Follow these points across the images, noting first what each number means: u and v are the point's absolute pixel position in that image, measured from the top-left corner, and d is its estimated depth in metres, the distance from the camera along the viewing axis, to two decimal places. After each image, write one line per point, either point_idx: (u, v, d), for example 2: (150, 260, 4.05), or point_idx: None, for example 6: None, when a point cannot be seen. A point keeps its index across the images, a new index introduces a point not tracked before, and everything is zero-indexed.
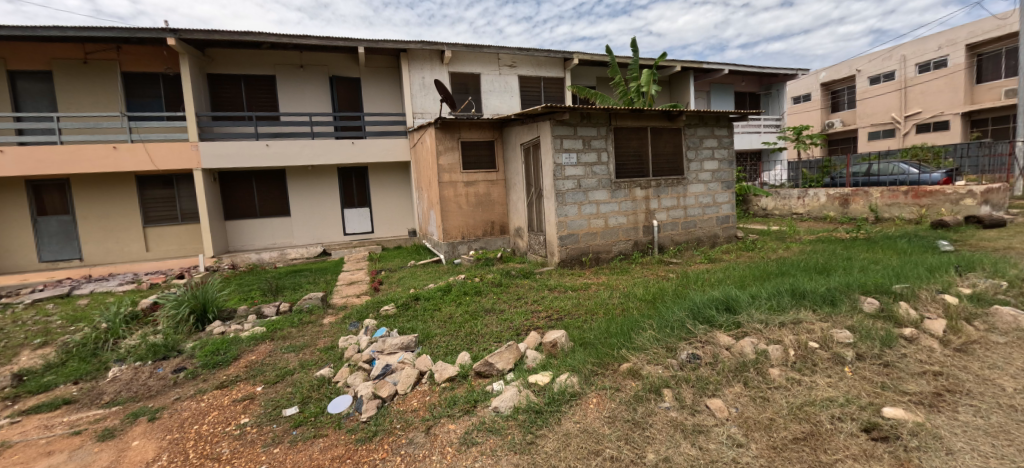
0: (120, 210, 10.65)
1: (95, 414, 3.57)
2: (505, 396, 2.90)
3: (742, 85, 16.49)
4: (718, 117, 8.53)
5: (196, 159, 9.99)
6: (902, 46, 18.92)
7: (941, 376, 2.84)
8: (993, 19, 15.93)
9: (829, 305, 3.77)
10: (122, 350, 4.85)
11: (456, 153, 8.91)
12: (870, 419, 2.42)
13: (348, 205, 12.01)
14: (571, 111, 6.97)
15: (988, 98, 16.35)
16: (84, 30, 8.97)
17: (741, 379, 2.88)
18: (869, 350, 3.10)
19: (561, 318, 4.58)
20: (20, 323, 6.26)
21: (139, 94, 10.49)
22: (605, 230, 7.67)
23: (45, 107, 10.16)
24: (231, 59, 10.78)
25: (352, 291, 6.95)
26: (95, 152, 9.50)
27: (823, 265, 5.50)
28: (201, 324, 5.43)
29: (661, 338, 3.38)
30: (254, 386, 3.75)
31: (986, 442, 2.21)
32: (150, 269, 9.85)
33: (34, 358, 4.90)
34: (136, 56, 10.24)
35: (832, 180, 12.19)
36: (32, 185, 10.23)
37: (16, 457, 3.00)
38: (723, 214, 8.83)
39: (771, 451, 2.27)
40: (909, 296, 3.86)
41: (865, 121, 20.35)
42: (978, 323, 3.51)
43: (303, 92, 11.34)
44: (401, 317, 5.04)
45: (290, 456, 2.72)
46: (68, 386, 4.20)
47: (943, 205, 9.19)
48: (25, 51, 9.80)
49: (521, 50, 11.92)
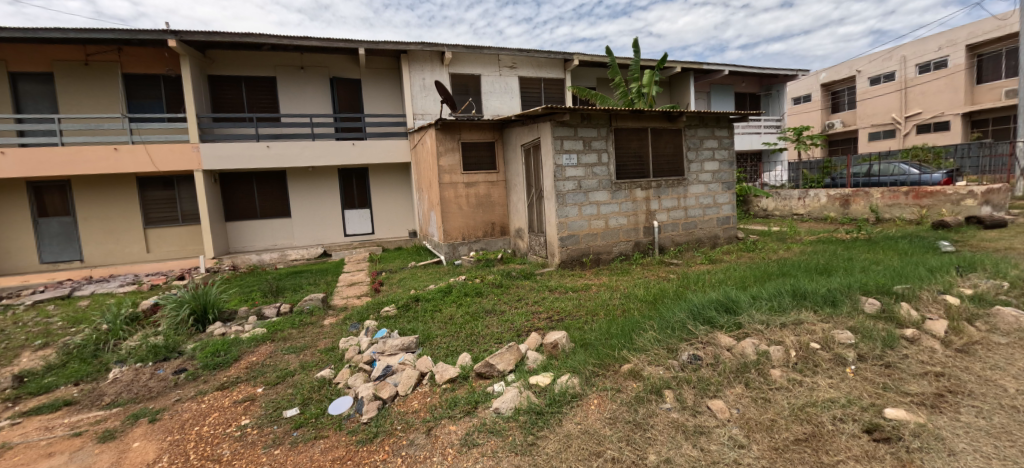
0: (121, 211, 10.65)
1: (95, 416, 3.56)
2: (506, 398, 2.90)
3: (742, 85, 16.49)
4: (719, 118, 8.53)
5: (197, 161, 10.00)
6: (902, 47, 18.92)
7: (943, 377, 2.83)
8: (993, 20, 15.94)
9: (829, 306, 3.77)
10: (122, 352, 4.84)
11: (456, 154, 8.91)
12: (872, 420, 2.42)
13: (348, 206, 12.01)
14: (571, 112, 6.97)
15: (988, 98, 16.35)
16: (85, 32, 8.99)
17: (743, 380, 2.87)
18: (871, 351, 3.09)
19: (561, 319, 4.58)
20: (21, 324, 6.27)
21: (140, 95, 10.51)
22: (605, 231, 7.67)
23: (45, 109, 10.17)
24: (232, 61, 10.79)
25: (352, 293, 6.94)
26: (96, 153, 9.51)
27: (824, 265, 5.49)
28: (201, 325, 5.42)
29: (662, 339, 3.38)
30: (255, 387, 3.74)
31: (988, 443, 2.21)
32: (151, 270, 9.85)
33: (34, 359, 4.90)
34: (137, 58, 10.26)
35: (832, 180, 12.18)
36: (33, 186, 10.24)
37: (16, 459, 3.00)
38: (724, 215, 8.82)
39: (774, 453, 2.27)
40: (910, 296, 3.86)
41: (865, 121, 20.34)
42: (980, 324, 3.50)
43: (304, 93, 11.35)
44: (401, 319, 5.03)
45: (291, 457, 2.72)
46: (68, 388, 4.20)
47: (944, 206, 9.18)
48: (26, 52, 9.82)
49: (521, 51, 11.94)
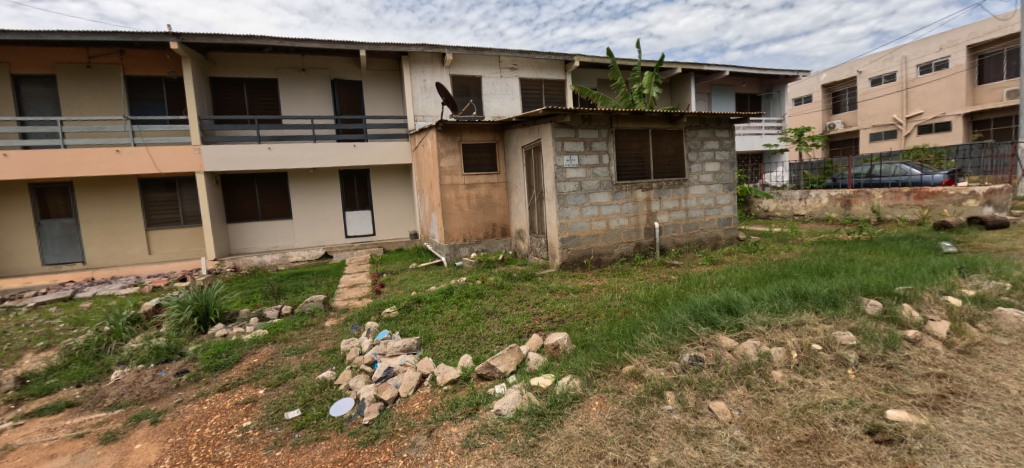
0: (123, 213, 10.68)
1: (98, 417, 3.58)
2: (507, 399, 2.90)
3: (743, 86, 16.50)
4: (719, 119, 8.53)
5: (199, 163, 10.02)
6: (902, 48, 18.91)
7: (945, 378, 2.83)
8: (993, 20, 15.93)
9: (831, 307, 3.76)
10: (124, 353, 4.85)
11: (458, 155, 8.92)
12: (874, 422, 2.41)
13: (350, 207, 12.03)
14: (572, 113, 6.98)
15: (990, 98, 16.35)
16: (87, 35, 9.02)
17: (744, 381, 2.87)
18: (873, 352, 3.09)
19: (562, 320, 4.58)
20: (23, 326, 6.29)
21: (142, 97, 10.53)
22: (606, 233, 7.67)
23: (48, 111, 10.20)
24: (233, 63, 10.82)
25: (354, 294, 6.97)
26: (97, 155, 9.53)
27: (825, 267, 5.49)
28: (203, 327, 5.44)
29: (663, 341, 3.38)
30: (257, 389, 3.75)
31: (991, 445, 2.20)
32: (153, 271, 9.87)
33: (37, 361, 4.92)
34: (139, 60, 10.30)
35: (834, 181, 12.15)
36: (35, 188, 10.27)
37: (18, 460, 3.01)
38: (725, 216, 8.82)
39: (775, 454, 2.27)
40: (912, 297, 3.85)
41: (866, 122, 20.31)
42: (982, 325, 3.50)
43: (305, 95, 11.37)
44: (403, 320, 5.04)
45: (293, 458, 2.72)
46: (71, 389, 4.21)
47: (946, 206, 9.17)
48: (29, 55, 9.87)
49: (522, 52, 11.96)
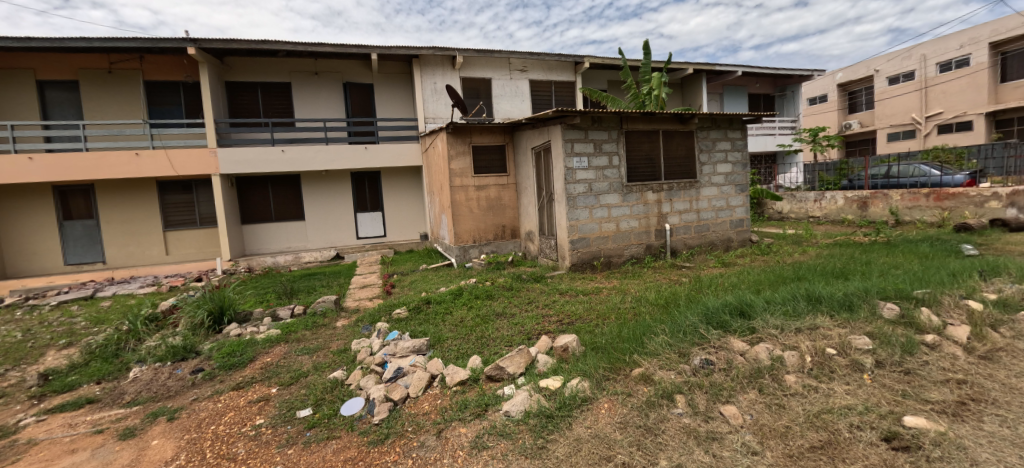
0: (141, 214, 10.94)
1: (117, 414, 3.67)
2: (517, 400, 2.89)
3: (755, 87, 16.33)
4: (732, 120, 8.43)
5: (214, 165, 10.20)
6: (921, 45, 18.50)
7: (965, 384, 2.76)
8: (1017, 17, 15.53)
9: (846, 310, 3.68)
10: (142, 351, 4.96)
11: (468, 157, 8.98)
12: (890, 428, 2.36)
13: (362, 210, 12.17)
14: (582, 114, 6.96)
15: (1014, 97, 15.90)
16: (109, 41, 9.24)
17: (756, 385, 2.83)
18: (890, 357, 3.02)
19: (572, 322, 4.56)
20: (46, 323, 6.51)
21: (161, 102, 10.79)
22: (617, 234, 7.64)
23: (71, 115, 10.50)
24: (248, 67, 11.02)
25: (365, 295, 7.04)
26: (117, 158, 9.76)
27: (841, 269, 5.38)
28: (217, 326, 5.52)
29: (673, 343, 3.34)
30: (270, 387, 3.81)
31: (1014, 454, 2.13)
32: (171, 271, 10.09)
33: (59, 357, 5.07)
34: (158, 65, 10.54)
35: (849, 182, 11.94)
36: (58, 190, 10.56)
37: (41, 455, 3.08)
38: (737, 217, 8.72)
39: (787, 460, 2.23)
40: (931, 301, 3.75)
41: (883, 122, 19.92)
42: (1004, 330, 3.40)
43: (318, 98, 11.54)
44: (413, 321, 5.08)
45: (305, 456, 2.75)
46: (91, 386, 4.32)
47: (967, 208, 8.92)
48: (53, 61, 10.16)
49: (532, 54, 11.97)
